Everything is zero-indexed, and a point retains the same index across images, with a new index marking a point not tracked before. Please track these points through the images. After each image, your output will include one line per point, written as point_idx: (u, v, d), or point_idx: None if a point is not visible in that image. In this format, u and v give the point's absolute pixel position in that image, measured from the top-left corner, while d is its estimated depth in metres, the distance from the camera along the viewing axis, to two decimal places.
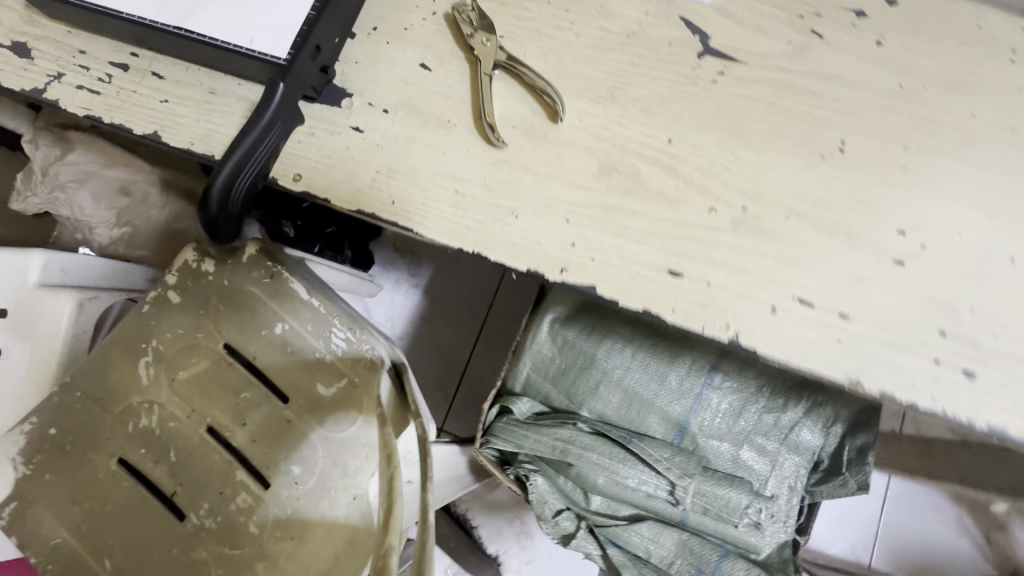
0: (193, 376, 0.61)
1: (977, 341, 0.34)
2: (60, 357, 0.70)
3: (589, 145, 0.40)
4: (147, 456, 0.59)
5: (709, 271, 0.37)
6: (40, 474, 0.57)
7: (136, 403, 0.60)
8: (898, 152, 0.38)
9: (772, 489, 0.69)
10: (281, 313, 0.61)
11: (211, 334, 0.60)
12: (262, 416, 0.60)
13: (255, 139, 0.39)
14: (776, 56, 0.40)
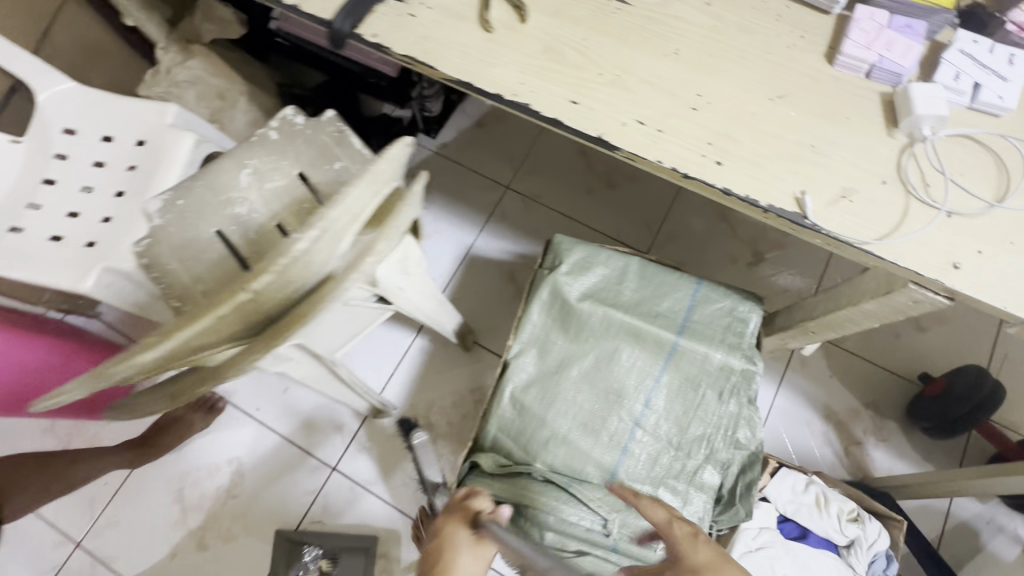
0: (278, 183, 0.89)
1: (725, 149, 0.64)
2: (180, 177, 1.00)
3: (540, 36, 0.71)
4: (237, 230, 0.87)
5: (593, 103, 0.67)
6: (163, 225, 0.85)
7: (234, 196, 0.89)
8: (706, 57, 0.69)
9: (686, 520, 0.80)
10: (340, 156, 0.90)
11: (293, 163, 0.90)
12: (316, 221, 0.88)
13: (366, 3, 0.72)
14: (650, 4, 0.72)
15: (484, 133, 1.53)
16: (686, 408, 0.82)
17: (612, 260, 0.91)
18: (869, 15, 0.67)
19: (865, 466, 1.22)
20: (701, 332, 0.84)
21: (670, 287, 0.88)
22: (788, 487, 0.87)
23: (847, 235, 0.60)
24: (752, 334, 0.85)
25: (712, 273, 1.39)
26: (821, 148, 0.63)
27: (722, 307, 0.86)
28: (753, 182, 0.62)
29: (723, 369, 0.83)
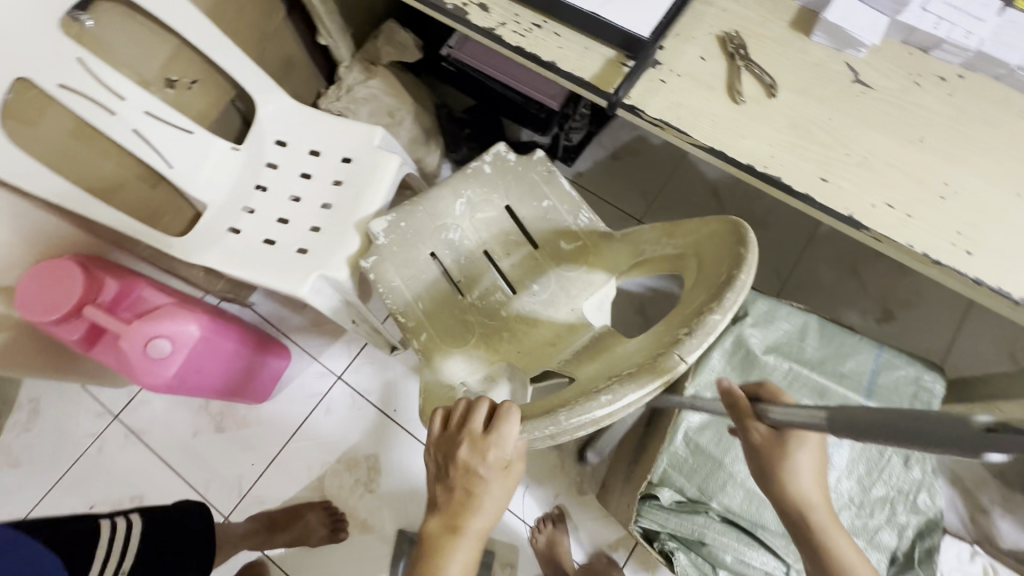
0: (488, 214, 0.96)
1: (975, 239, 0.68)
2: (382, 195, 1.09)
3: (787, 112, 0.76)
4: (450, 255, 0.95)
5: (843, 182, 0.72)
6: (386, 245, 0.94)
7: (448, 224, 0.96)
8: (950, 147, 0.73)
9: None
10: (548, 194, 0.96)
11: (502, 197, 0.96)
12: (523, 254, 0.95)
13: (634, 74, 0.79)
14: (893, 90, 0.77)
15: (620, 166, 1.58)
16: (870, 469, 0.86)
17: (796, 315, 0.95)
18: None
19: (992, 537, 1.22)
20: (886, 397, 0.90)
21: (852, 348, 0.93)
22: (955, 555, 0.90)
23: None
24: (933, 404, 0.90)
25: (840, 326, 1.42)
26: None
27: (904, 374, 0.91)
28: (1007, 277, 0.66)
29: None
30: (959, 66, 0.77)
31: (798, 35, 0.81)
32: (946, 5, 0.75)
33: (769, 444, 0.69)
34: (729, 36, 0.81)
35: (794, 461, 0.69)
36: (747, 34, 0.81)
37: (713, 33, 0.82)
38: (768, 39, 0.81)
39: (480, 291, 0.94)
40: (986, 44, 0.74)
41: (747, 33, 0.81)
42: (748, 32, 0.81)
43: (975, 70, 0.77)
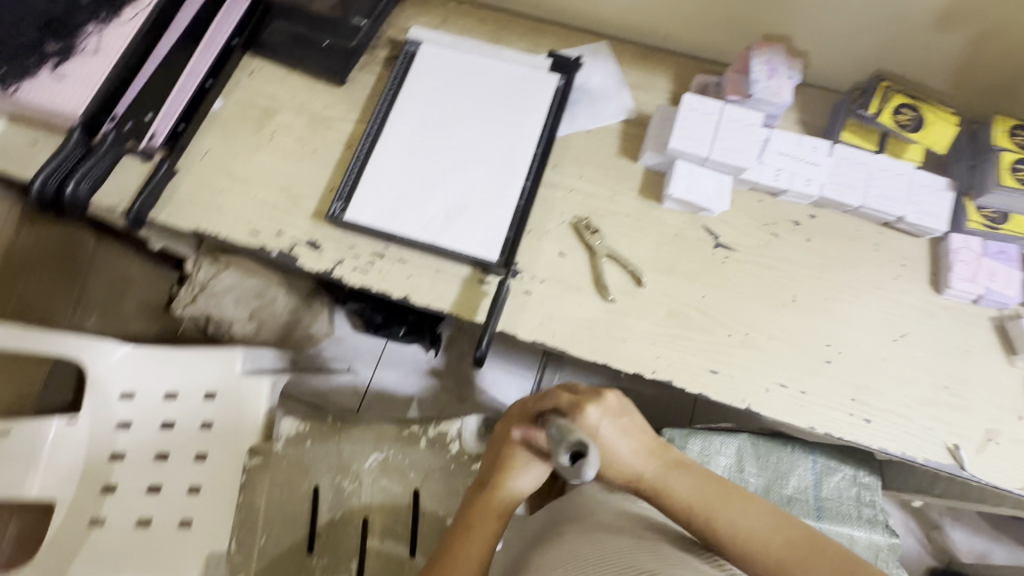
0: (377, 441, 0.87)
1: (867, 402, 0.67)
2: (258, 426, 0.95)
3: (660, 298, 0.73)
4: (339, 516, 0.84)
5: (730, 369, 0.70)
6: (257, 532, 0.82)
7: (350, 467, 0.86)
8: (822, 299, 0.72)
9: None
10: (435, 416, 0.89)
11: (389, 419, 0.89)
12: (434, 478, 0.86)
13: (499, 309, 0.71)
14: (753, 247, 0.75)
15: None
16: None
17: (729, 442, 0.90)
18: (965, 244, 0.71)
19: (949, 550, 1.28)
20: (835, 510, 0.88)
21: (790, 463, 0.90)
22: None
23: (1005, 482, 0.64)
24: (877, 500, 0.90)
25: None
26: (955, 389, 0.67)
27: (842, 477, 0.90)
28: (906, 439, 0.66)
29: (867, 545, 0.86)
30: (809, 206, 0.77)
31: (651, 204, 0.78)
32: (779, 156, 0.74)
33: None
34: (581, 223, 0.76)
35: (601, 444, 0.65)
36: (598, 216, 0.77)
37: (566, 221, 0.77)
38: (623, 214, 0.77)
39: (396, 532, 0.83)
40: (827, 188, 0.74)
41: (599, 214, 0.77)
42: (599, 213, 0.77)
43: (824, 207, 0.76)
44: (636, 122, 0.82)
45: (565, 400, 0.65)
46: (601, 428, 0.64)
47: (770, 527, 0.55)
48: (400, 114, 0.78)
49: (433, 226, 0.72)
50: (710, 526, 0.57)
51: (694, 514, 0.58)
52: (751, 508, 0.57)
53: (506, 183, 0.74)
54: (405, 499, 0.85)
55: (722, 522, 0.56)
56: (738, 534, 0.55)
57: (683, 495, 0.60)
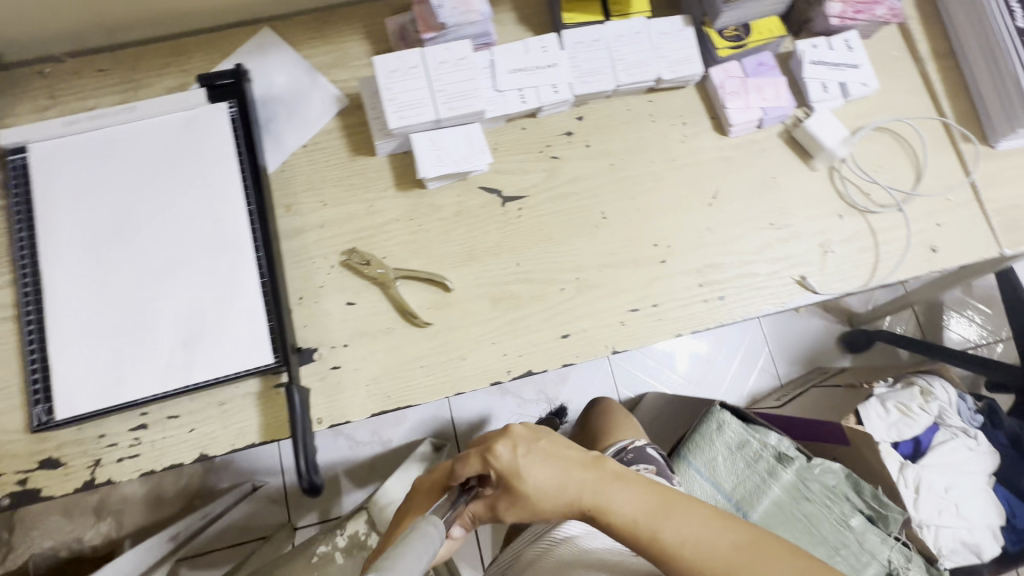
0: None
1: (713, 280, 0.64)
2: None
3: (476, 291, 0.63)
4: None
5: (581, 323, 0.62)
6: None
7: None
8: (628, 199, 0.66)
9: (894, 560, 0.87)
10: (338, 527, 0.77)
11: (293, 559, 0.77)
12: None
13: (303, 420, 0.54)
14: (539, 182, 0.66)
15: None
16: (808, 525, 0.88)
17: None
18: (725, 73, 0.66)
19: (846, 310, 1.42)
20: (747, 490, 0.89)
21: (687, 492, 0.88)
22: (877, 416, 1.00)
23: (854, 283, 0.64)
24: (763, 440, 0.92)
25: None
26: (781, 222, 0.65)
27: (722, 458, 0.91)
28: (760, 295, 0.63)
29: (786, 484, 0.89)
30: (573, 107, 0.67)
31: (415, 193, 0.65)
32: (513, 73, 0.63)
33: (499, 490, 0.58)
34: (351, 257, 0.62)
35: (532, 486, 0.57)
36: (367, 238, 0.64)
37: (334, 263, 0.63)
38: (392, 221, 0.64)
39: None
40: (577, 84, 0.64)
41: (366, 236, 0.64)
42: (366, 235, 0.64)
43: (586, 102, 0.68)
44: (349, 105, 0.66)
45: (475, 456, 0.59)
46: (525, 470, 0.57)
47: (714, 535, 0.53)
48: (52, 250, 0.57)
49: (175, 365, 0.55)
50: (657, 543, 0.53)
51: (640, 530, 0.54)
52: (695, 512, 0.54)
53: (235, 266, 0.58)
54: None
55: (671, 534, 0.53)
56: (684, 545, 0.52)
57: (624, 513, 0.55)
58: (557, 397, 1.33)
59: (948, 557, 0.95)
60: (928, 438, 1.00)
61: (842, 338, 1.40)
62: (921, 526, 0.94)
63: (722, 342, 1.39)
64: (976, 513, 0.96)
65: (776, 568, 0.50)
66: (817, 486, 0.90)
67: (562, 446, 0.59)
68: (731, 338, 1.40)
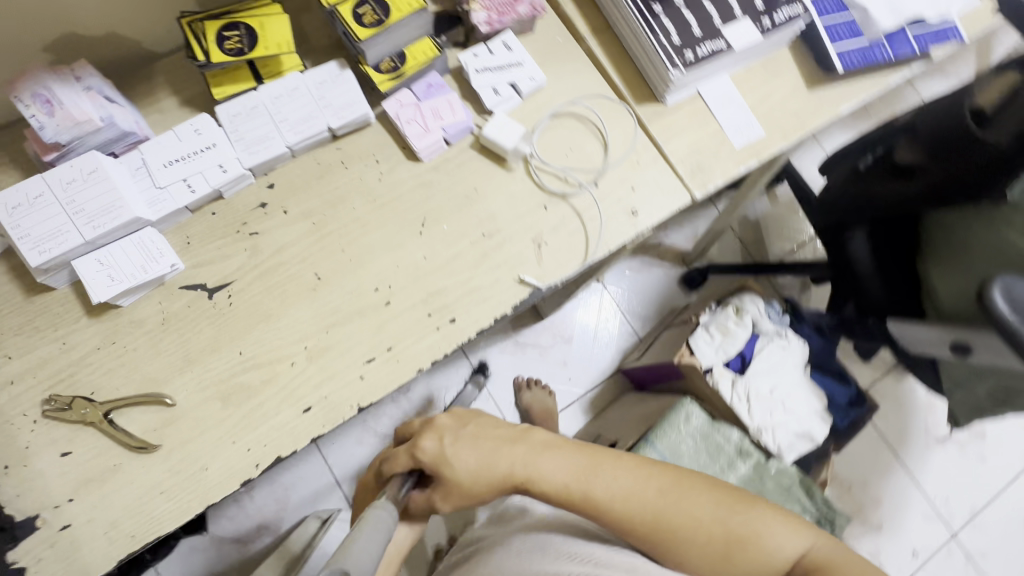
0: None
1: (440, 306, 0.64)
2: None
3: (202, 396, 0.60)
4: None
5: (320, 390, 0.61)
6: None
7: None
8: (339, 252, 0.65)
9: None
10: None
11: None
12: None
13: None
14: (243, 262, 0.64)
15: None
16: None
17: None
18: (398, 103, 0.67)
19: (679, 251, 1.51)
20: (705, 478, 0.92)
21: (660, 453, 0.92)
22: (706, 345, 1.02)
23: (572, 266, 0.67)
24: (726, 436, 0.95)
25: (496, 336, 1.39)
26: (491, 229, 0.67)
27: (687, 444, 0.94)
28: (489, 305, 0.65)
29: (741, 479, 0.93)
30: (259, 178, 0.66)
31: (110, 314, 0.61)
32: (170, 167, 0.60)
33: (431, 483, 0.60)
34: (52, 406, 0.58)
35: (464, 471, 0.58)
36: (68, 379, 0.59)
37: (36, 418, 0.58)
38: (92, 351, 0.60)
39: None
40: (245, 156, 0.62)
41: (67, 377, 0.59)
42: (65, 375, 0.59)
43: (272, 168, 0.66)
44: (7, 245, 0.60)
45: (405, 453, 0.60)
46: (454, 457, 0.59)
47: (639, 484, 0.57)
48: None
49: None
50: (590, 501, 0.57)
51: (574, 494, 0.58)
52: (621, 466, 0.59)
53: None
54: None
55: (601, 492, 0.57)
56: (613, 499, 0.57)
57: (558, 480, 0.58)
58: None
59: (788, 451, 0.99)
60: (751, 349, 1.03)
61: (682, 279, 1.49)
62: (759, 432, 0.98)
63: (577, 318, 1.43)
64: (801, 403, 1.01)
65: (696, 507, 0.56)
66: (773, 488, 0.94)
67: (490, 427, 0.62)
68: (585, 312, 1.44)
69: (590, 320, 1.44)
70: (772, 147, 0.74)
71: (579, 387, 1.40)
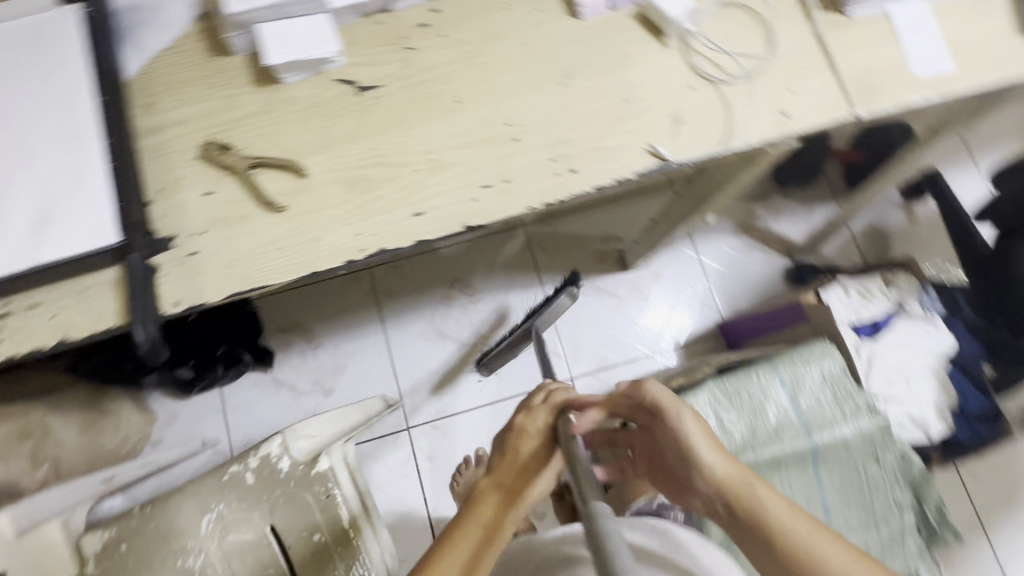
0: (203, 498, 0.76)
1: (565, 153, 0.64)
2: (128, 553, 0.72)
3: (330, 177, 0.64)
4: None
5: (434, 200, 0.63)
6: None
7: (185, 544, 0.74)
8: (483, 82, 0.67)
9: (906, 537, 0.89)
10: (254, 450, 0.78)
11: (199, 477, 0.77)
12: (286, 500, 0.77)
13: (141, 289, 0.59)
14: (395, 71, 0.67)
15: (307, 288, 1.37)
16: (854, 473, 0.89)
17: (699, 397, 0.90)
18: None
19: (787, 242, 1.41)
20: (819, 418, 0.90)
21: (776, 380, 0.91)
22: (840, 303, 0.99)
23: (707, 149, 0.64)
24: (850, 389, 0.91)
25: (577, 274, 1.38)
26: (632, 97, 0.66)
27: (812, 383, 0.91)
28: (611, 165, 0.64)
29: (858, 436, 0.89)
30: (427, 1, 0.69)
31: (273, 88, 0.66)
32: None
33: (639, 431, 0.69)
34: (208, 150, 0.64)
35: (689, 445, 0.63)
36: (225, 132, 0.65)
37: (193, 156, 0.64)
38: (250, 114, 0.66)
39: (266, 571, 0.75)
40: None
41: (225, 130, 0.65)
42: (224, 128, 0.65)
43: None
44: (209, 10, 0.68)
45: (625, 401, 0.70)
46: (687, 432, 0.63)
47: (851, 559, 0.56)
48: None
49: (26, 246, 0.58)
50: (793, 547, 0.56)
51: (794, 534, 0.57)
52: (837, 541, 0.57)
53: (83, 152, 0.60)
54: (258, 540, 0.75)
55: (816, 547, 0.56)
56: (822, 559, 0.56)
57: (777, 510, 0.58)
58: (496, 340, 1.35)
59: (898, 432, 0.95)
60: (889, 321, 0.98)
61: (785, 270, 1.39)
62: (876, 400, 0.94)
63: (661, 280, 1.39)
64: (926, 388, 0.96)
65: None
66: (892, 463, 0.89)
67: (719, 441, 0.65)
68: (673, 277, 1.39)
69: (676, 286, 1.39)
70: (958, 84, 0.67)
71: (648, 348, 1.36)
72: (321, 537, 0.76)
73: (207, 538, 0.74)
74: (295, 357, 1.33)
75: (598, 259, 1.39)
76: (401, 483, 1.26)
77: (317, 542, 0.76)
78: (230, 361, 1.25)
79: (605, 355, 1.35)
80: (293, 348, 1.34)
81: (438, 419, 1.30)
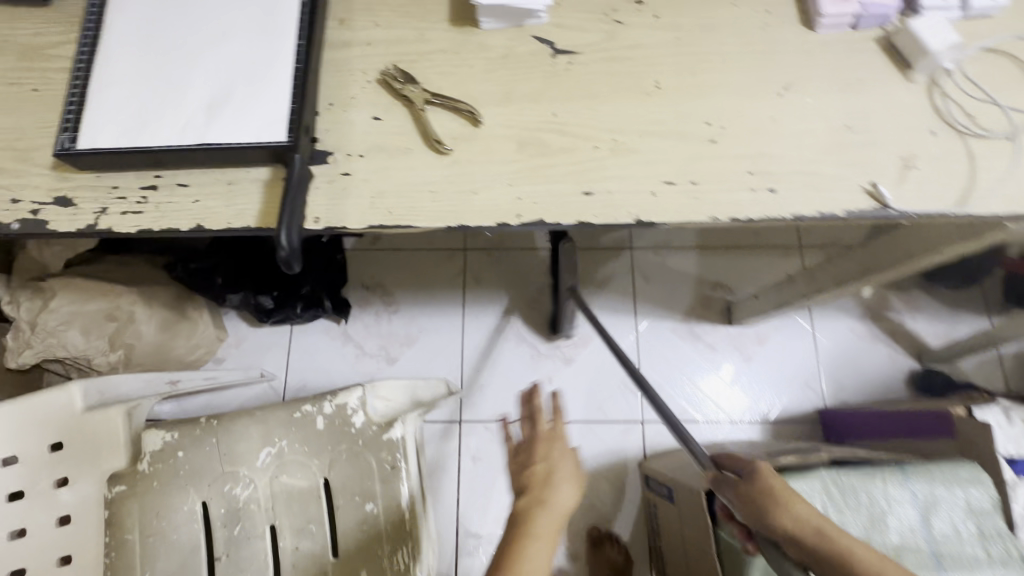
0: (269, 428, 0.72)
1: (766, 169, 0.56)
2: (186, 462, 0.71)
3: (504, 133, 0.59)
4: (225, 521, 0.70)
5: (608, 183, 0.57)
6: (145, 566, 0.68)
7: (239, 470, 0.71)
8: (689, 74, 0.60)
9: None
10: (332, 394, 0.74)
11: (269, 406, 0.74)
12: (349, 456, 0.72)
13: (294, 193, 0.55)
14: (598, 42, 0.62)
15: (399, 252, 1.35)
16: None
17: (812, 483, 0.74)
18: None
19: (919, 343, 1.25)
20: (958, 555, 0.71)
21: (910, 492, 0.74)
22: (999, 427, 0.85)
23: (938, 204, 0.54)
24: (999, 527, 0.73)
25: (674, 314, 1.29)
26: (858, 126, 0.57)
27: (954, 507, 0.74)
28: (818, 195, 0.55)
29: None
30: None
31: (467, 31, 0.63)
32: None
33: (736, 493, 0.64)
34: (389, 75, 0.61)
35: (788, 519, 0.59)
36: (409, 63, 0.62)
37: (372, 79, 0.62)
38: (438, 51, 0.62)
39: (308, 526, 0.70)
40: None
41: (409, 61, 0.62)
42: (409, 59, 0.62)
43: None
44: None
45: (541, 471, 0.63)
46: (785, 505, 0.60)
47: None
48: (114, 3, 0.60)
49: (195, 124, 0.56)
50: None
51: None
52: None
53: (273, 46, 0.58)
54: (311, 489, 0.71)
55: None
56: None
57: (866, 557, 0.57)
58: (573, 357, 1.27)
59: None
60: None
61: (910, 374, 1.23)
62: None
63: (765, 344, 1.27)
64: None
65: None
66: None
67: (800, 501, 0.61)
68: (779, 344, 1.26)
69: (780, 355, 1.26)
70: None
71: (733, 414, 1.22)
72: (374, 509, 0.71)
73: (260, 473, 0.71)
74: (370, 316, 1.31)
75: (701, 304, 1.29)
76: (438, 474, 1.20)
77: (368, 510, 0.70)
78: (311, 302, 1.24)
79: (683, 406, 1.23)
80: (370, 307, 1.31)
81: (491, 420, 1.23)
